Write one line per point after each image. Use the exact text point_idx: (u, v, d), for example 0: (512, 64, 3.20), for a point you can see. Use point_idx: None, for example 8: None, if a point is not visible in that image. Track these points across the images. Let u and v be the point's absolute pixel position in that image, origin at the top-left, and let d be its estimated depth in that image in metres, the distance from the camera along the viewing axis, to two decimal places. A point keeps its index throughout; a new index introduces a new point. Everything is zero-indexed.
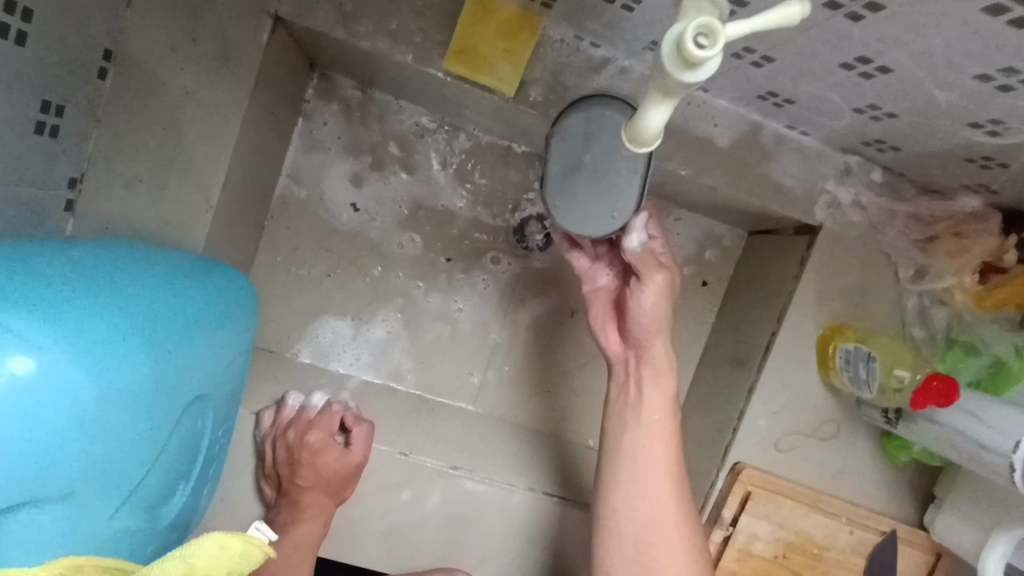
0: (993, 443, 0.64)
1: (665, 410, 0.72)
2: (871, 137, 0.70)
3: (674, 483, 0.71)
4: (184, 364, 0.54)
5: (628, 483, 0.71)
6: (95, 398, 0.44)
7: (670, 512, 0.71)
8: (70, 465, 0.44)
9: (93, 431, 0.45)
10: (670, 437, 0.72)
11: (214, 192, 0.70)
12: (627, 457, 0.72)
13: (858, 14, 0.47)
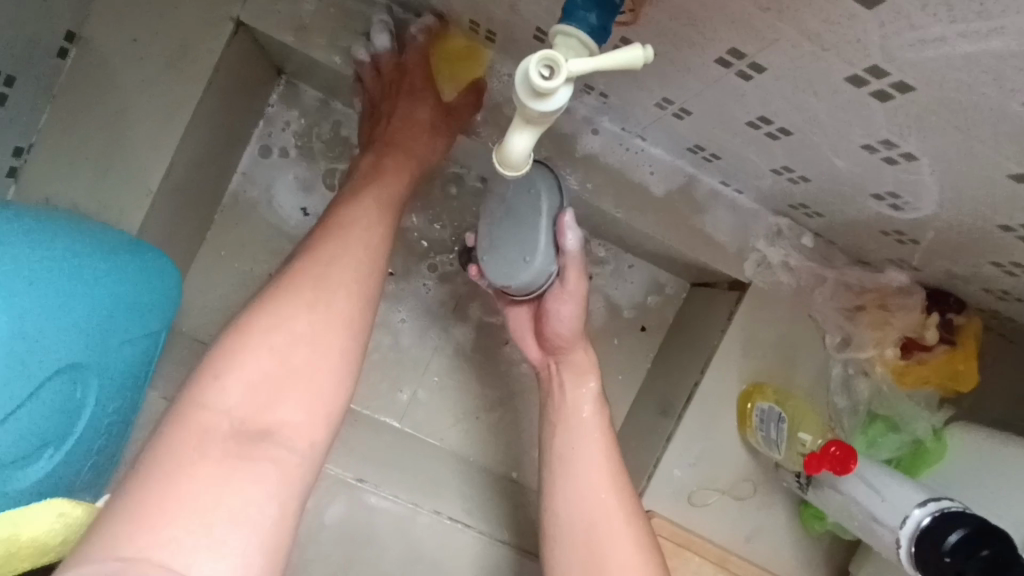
0: (885, 517, 0.64)
1: (593, 406, 0.73)
2: (796, 201, 0.72)
3: (614, 481, 0.68)
4: (54, 325, 0.55)
5: (567, 477, 0.69)
6: None
7: (611, 511, 0.66)
8: None
9: None
10: (605, 444, 0.70)
11: (156, 179, 0.72)
12: (561, 460, 0.70)
13: (746, 73, 0.49)
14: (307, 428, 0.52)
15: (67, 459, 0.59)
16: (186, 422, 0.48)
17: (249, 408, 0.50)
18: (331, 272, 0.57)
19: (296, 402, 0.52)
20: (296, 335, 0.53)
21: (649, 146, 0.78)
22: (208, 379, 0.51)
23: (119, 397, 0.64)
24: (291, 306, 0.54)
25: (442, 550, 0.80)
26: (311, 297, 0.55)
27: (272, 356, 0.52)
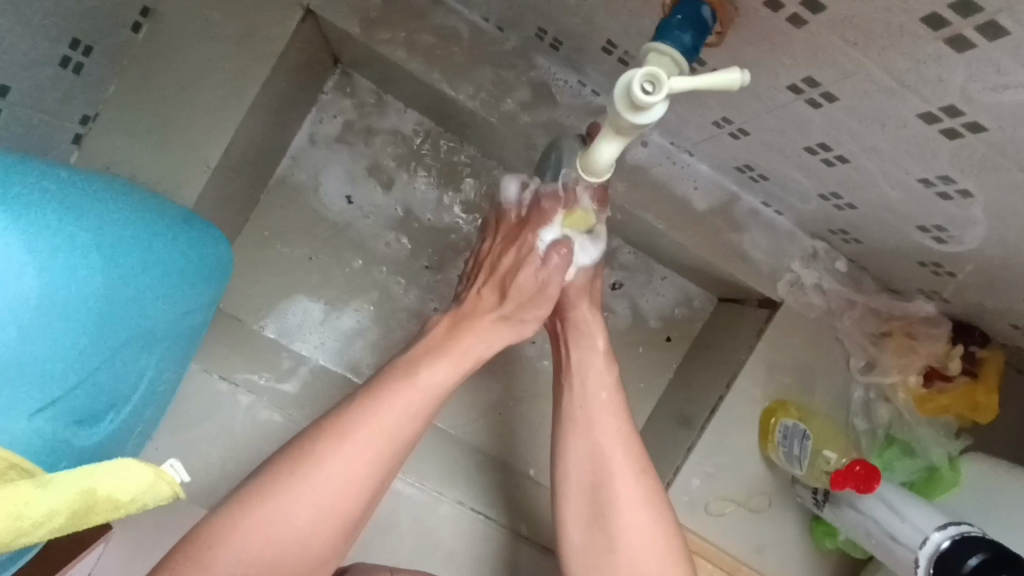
0: (905, 537, 0.66)
1: (604, 363, 0.74)
2: (836, 226, 0.74)
3: (626, 447, 0.70)
4: (135, 294, 0.56)
5: (579, 437, 0.71)
6: (36, 286, 0.47)
7: (622, 474, 0.68)
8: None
9: (26, 321, 0.47)
10: (618, 409, 0.72)
11: (215, 155, 0.73)
12: (572, 421, 0.72)
13: (817, 101, 0.51)
14: (317, 535, 0.57)
15: (130, 418, 0.59)
16: (289, 471, 0.57)
17: (359, 471, 0.59)
18: (426, 398, 0.64)
19: (331, 505, 0.57)
20: (382, 440, 0.60)
21: (695, 161, 0.80)
22: (297, 452, 0.58)
23: (175, 366, 0.64)
24: (382, 407, 0.61)
25: (460, 540, 0.81)
26: (401, 406, 0.62)
27: (357, 458, 0.59)
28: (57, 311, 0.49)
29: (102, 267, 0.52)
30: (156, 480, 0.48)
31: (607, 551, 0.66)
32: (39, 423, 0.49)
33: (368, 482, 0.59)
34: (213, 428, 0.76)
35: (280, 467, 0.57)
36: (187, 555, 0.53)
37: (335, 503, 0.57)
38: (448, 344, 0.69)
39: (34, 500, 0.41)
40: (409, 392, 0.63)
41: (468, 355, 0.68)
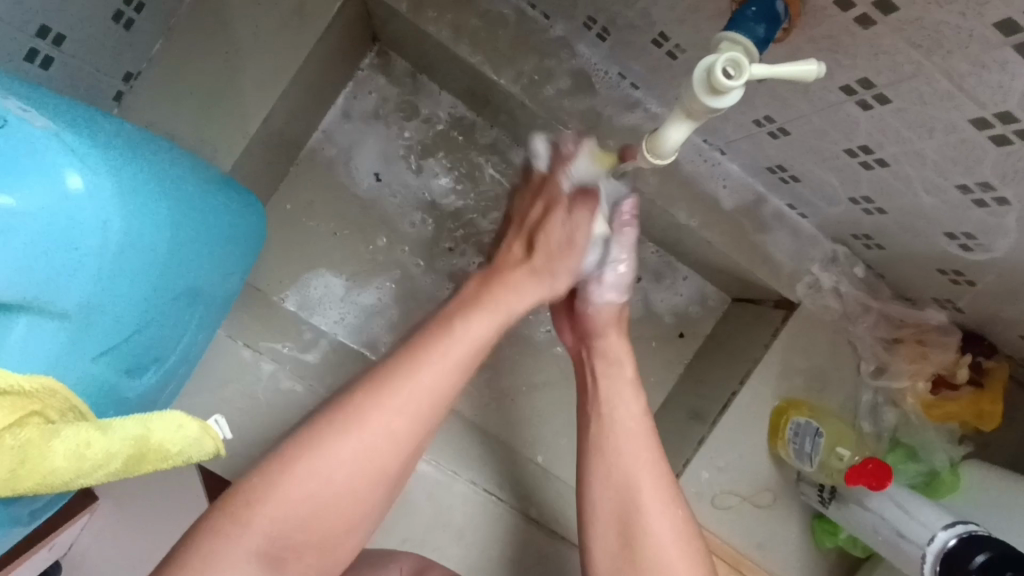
0: (913, 534, 0.69)
1: (638, 402, 0.72)
2: (860, 231, 0.76)
3: (653, 470, 0.68)
4: (196, 249, 0.53)
5: (608, 479, 0.67)
6: (123, 231, 0.44)
7: (649, 496, 0.66)
8: (80, 287, 0.42)
9: (108, 266, 0.44)
10: (647, 433, 0.70)
11: (255, 121, 0.72)
12: (599, 448, 0.70)
13: (867, 103, 0.53)
14: (355, 504, 0.53)
15: (167, 373, 0.57)
16: (334, 424, 0.53)
17: (397, 425, 0.54)
18: (469, 349, 0.59)
19: (370, 473, 0.53)
20: (418, 400, 0.55)
21: (726, 161, 0.82)
22: (341, 414, 0.53)
23: (209, 326, 0.61)
24: (424, 372, 0.56)
25: (472, 520, 0.82)
26: (438, 371, 0.56)
27: (396, 416, 0.54)
28: (134, 259, 0.46)
29: (174, 218, 0.50)
30: (203, 435, 0.46)
31: None
32: (98, 367, 0.46)
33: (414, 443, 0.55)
34: (233, 394, 0.75)
35: (311, 432, 0.53)
36: (222, 516, 0.50)
37: (377, 463, 0.53)
38: (481, 298, 0.63)
39: (93, 442, 0.40)
40: (445, 345, 0.58)
41: (502, 309, 0.63)
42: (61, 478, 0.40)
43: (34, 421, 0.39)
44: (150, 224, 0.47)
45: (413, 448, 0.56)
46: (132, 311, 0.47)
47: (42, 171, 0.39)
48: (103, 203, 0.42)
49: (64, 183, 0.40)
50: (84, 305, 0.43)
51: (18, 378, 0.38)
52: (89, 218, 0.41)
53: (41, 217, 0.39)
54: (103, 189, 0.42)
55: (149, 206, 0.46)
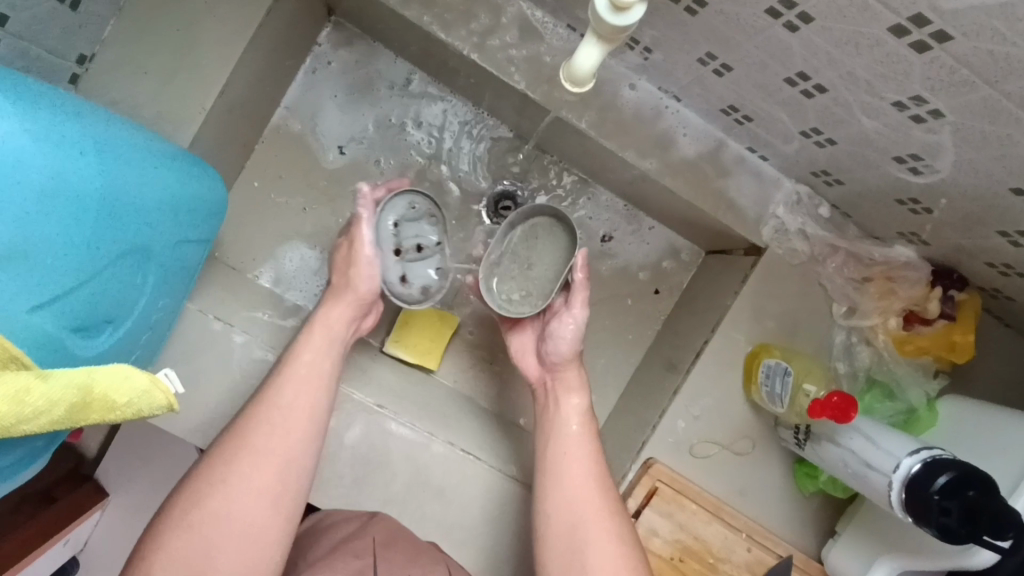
0: (879, 464, 0.68)
1: (584, 427, 0.74)
2: (818, 167, 0.76)
3: (600, 493, 0.69)
4: (133, 210, 0.54)
5: (558, 487, 0.70)
6: (44, 181, 0.45)
7: (593, 513, 0.68)
8: (7, 235, 0.43)
9: (32, 214, 0.45)
10: (591, 449, 0.73)
11: (211, 96, 0.74)
12: (550, 470, 0.72)
13: (794, 24, 0.53)
14: (257, 533, 0.62)
15: (123, 340, 0.58)
16: (215, 469, 0.64)
17: (284, 439, 0.67)
18: (310, 369, 0.71)
19: (263, 495, 0.63)
20: (287, 423, 0.67)
21: (684, 108, 0.82)
22: (222, 451, 0.65)
23: (167, 293, 0.63)
24: (285, 389, 0.69)
25: (449, 477, 0.83)
26: (301, 387, 0.70)
27: (273, 443, 0.66)
28: (61, 213, 0.47)
29: (107, 177, 0.51)
30: (152, 388, 0.48)
31: None
32: (45, 320, 0.48)
33: (291, 460, 0.66)
34: (208, 366, 0.77)
35: (193, 487, 0.63)
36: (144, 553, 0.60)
37: (269, 481, 0.64)
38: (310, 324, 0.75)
39: (34, 388, 0.41)
40: (295, 370, 0.71)
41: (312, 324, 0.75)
42: (3, 424, 0.40)
43: None
44: (79, 175, 0.48)
45: (293, 464, 0.66)
46: (69, 265, 0.49)
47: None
48: (20, 149, 0.44)
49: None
50: (12, 251, 0.44)
51: None
52: (7, 161, 0.43)
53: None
54: (21, 138, 0.44)
55: (76, 158, 0.48)
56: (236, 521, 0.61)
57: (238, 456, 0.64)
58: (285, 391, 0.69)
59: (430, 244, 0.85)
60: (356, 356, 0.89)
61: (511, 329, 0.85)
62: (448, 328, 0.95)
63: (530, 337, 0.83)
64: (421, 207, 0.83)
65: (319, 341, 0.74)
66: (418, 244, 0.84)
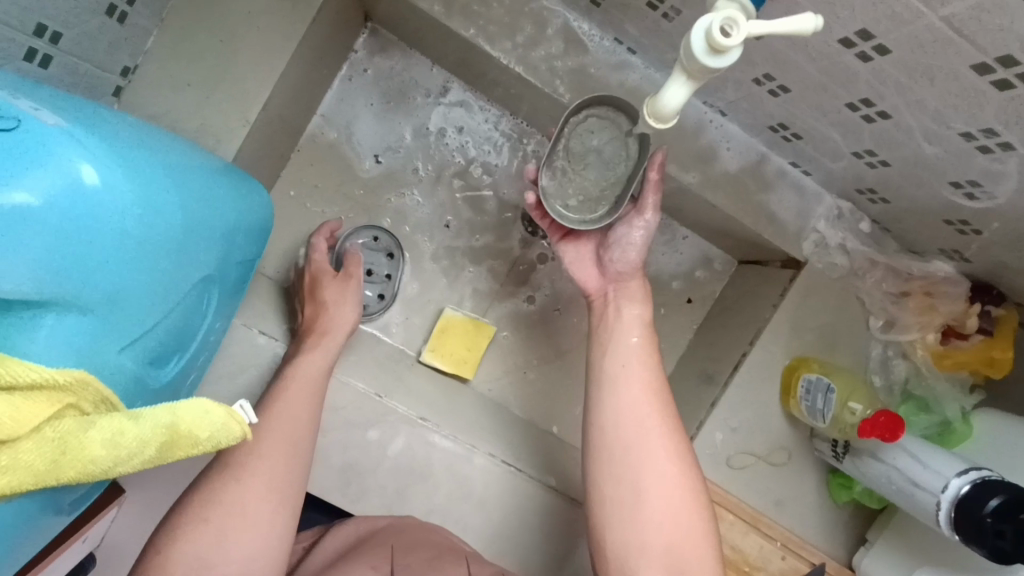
0: (926, 482, 0.69)
1: (642, 336, 0.72)
2: (865, 185, 0.76)
3: (659, 409, 0.68)
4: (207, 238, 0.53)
5: (614, 403, 0.68)
6: (139, 223, 0.45)
7: (653, 430, 0.67)
8: (105, 281, 0.43)
9: (128, 259, 0.44)
10: (648, 362, 0.71)
11: (254, 110, 0.73)
12: (610, 383, 0.70)
13: (868, 55, 0.52)
14: (259, 547, 0.61)
15: (186, 365, 0.58)
16: (214, 486, 0.62)
17: (283, 450, 0.66)
18: (304, 382, 0.71)
19: (263, 509, 0.62)
20: (285, 437, 0.66)
21: (728, 122, 0.81)
22: (221, 470, 0.64)
23: (223, 313, 0.62)
24: (283, 402, 0.68)
25: (493, 490, 0.83)
26: (297, 400, 0.69)
27: (272, 458, 0.65)
28: (153, 252, 0.47)
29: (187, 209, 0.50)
30: (229, 420, 0.48)
31: (634, 506, 0.64)
32: (128, 359, 0.47)
33: (291, 473, 0.65)
34: (253, 382, 0.77)
35: (191, 509, 0.61)
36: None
37: (267, 495, 0.63)
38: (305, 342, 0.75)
39: (127, 430, 0.42)
40: (290, 385, 0.70)
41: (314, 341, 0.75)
42: (101, 465, 0.41)
43: (71, 413, 0.40)
44: (166, 212, 0.47)
45: (293, 477, 0.65)
46: (154, 304, 0.48)
47: (54, 162, 0.40)
48: (118, 195, 0.43)
49: (77, 173, 0.41)
50: (107, 297, 0.44)
51: (53, 371, 0.38)
52: (107, 207, 0.42)
53: (54, 210, 0.39)
54: (117, 181, 0.43)
55: (163, 196, 0.47)
56: (239, 537, 0.60)
57: (238, 471, 0.63)
58: (281, 405, 0.68)
59: (380, 274, 0.93)
60: (396, 367, 0.89)
61: (559, 238, 0.79)
62: (483, 337, 0.94)
63: (586, 248, 0.78)
64: (385, 244, 0.93)
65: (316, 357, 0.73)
66: (370, 270, 0.93)
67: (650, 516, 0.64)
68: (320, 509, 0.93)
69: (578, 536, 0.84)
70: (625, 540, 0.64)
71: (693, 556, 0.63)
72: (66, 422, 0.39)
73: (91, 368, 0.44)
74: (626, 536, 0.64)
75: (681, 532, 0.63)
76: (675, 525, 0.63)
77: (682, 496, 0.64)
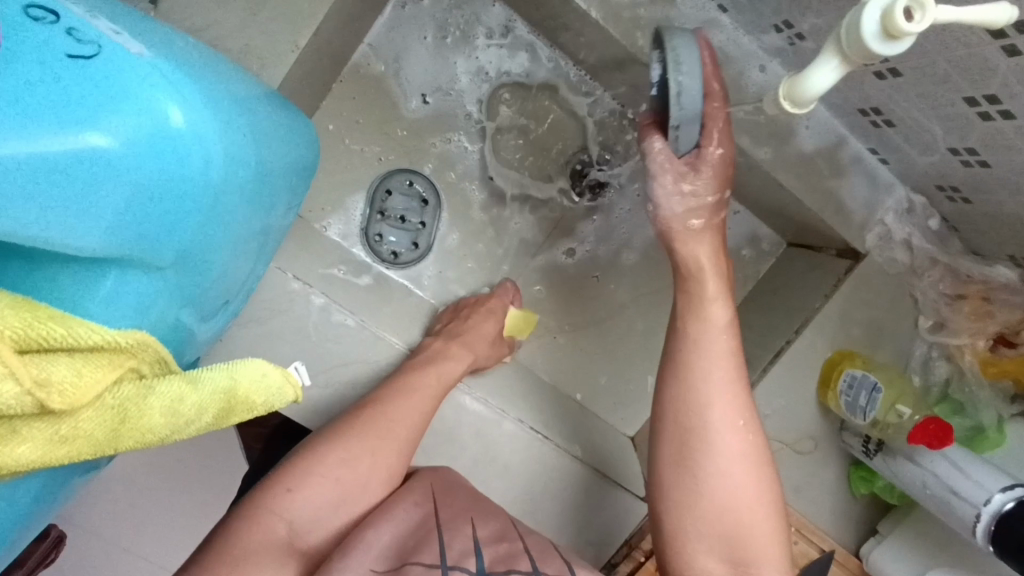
0: (966, 493, 0.69)
1: (725, 324, 0.66)
2: (948, 182, 0.72)
3: (733, 402, 0.63)
4: (273, 183, 0.49)
5: (684, 390, 0.64)
6: (224, 169, 0.41)
7: (721, 423, 0.63)
8: (178, 233, 0.40)
9: (205, 208, 0.41)
10: (732, 355, 0.65)
11: (306, 35, 0.66)
12: (678, 365, 0.65)
13: (1016, 49, 0.48)
14: (332, 510, 0.63)
15: (232, 314, 0.55)
16: (322, 445, 0.66)
17: (395, 430, 0.68)
18: (431, 383, 0.73)
19: (353, 480, 0.64)
20: (397, 422, 0.68)
21: (811, 99, 0.76)
22: (332, 431, 0.67)
23: (270, 258, 0.59)
24: (406, 392, 0.70)
25: (518, 456, 0.82)
26: (416, 396, 0.71)
27: (382, 435, 0.67)
28: (230, 199, 0.43)
29: (261, 153, 0.46)
30: (284, 383, 0.44)
31: (705, 503, 0.62)
32: (185, 315, 0.45)
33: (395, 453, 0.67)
34: (284, 328, 0.73)
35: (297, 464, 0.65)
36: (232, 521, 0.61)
37: (367, 467, 0.65)
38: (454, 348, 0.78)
39: (188, 397, 0.39)
40: (416, 378, 0.72)
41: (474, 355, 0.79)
42: (158, 433, 0.38)
43: (129, 378, 0.37)
44: (243, 161, 0.43)
45: (396, 458, 0.67)
46: (218, 255, 0.45)
47: (144, 103, 0.35)
48: (206, 141, 0.39)
49: (165, 117, 0.36)
50: (176, 254, 0.41)
51: (115, 334, 0.34)
52: (193, 156, 0.38)
53: (138, 155, 0.35)
54: (207, 123, 0.39)
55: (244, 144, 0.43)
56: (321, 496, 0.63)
57: (349, 438, 0.66)
58: (411, 393, 0.71)
59: (414, 220, 0.89)
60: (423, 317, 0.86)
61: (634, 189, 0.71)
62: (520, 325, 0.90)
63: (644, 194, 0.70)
64: (419, 189, 0.89)
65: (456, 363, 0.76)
66: (403, 217, 0.88)
67: (712, 507, 0.62)
68: None
69: (595, 509, 0.84)
70: (683, 527, 0.62)
71: (756, 545, 0.61)
72: (125, 388, 0.36)
73: (148, 326, 0.42)
74: (685, 526, 0.62)
75: (745, 524, 0.61)
76: (739, 519, 0.61)
77: (748, 496, 0.62)
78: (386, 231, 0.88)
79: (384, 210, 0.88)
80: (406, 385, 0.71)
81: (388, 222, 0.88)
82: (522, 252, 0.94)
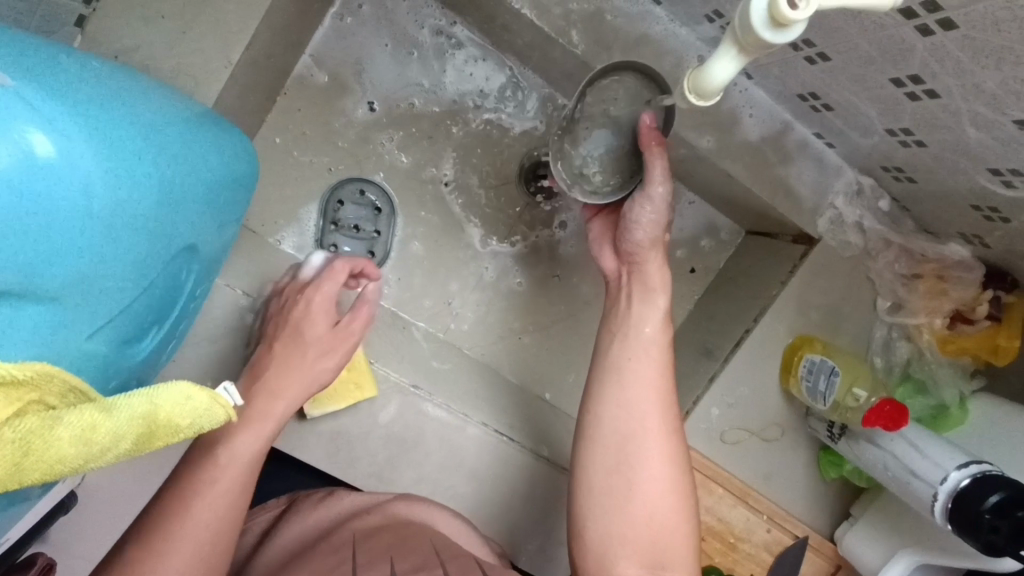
0: (924, 472, 0.69)
1: (657, 335, 0.69)
2: (892, 163, 0.72)
3: (661, 407, 0.66)
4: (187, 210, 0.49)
5: (617, 397, 0.67)
6: (110, 198, 0.41)
7: (653, 427, 0.66)
8: (71, 263, 0.40)
9: (94, 238, 0.41)
10: (663, 366, 0.69)
11: (239, 50, 0.65)
12: (614, 370, 0.68)
13: (929, 29, 0.49)
14: None
15: (165, 338, 0.55)
16: (157, 539, 0.60)
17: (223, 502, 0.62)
18: (246, 451, 0.64)
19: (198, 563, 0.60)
20: (233, 480, 0.63)
21: (753, 87, 0.76)
22: (156, 525, 0.61)
23: (208, 278, 0.59)
24: (240, 438, 0.64)
25: (484, 460, 0.82)
26: (252, 432, 0.65)
27: (217, 500, 0.62)
28: (128, 228, 0.43)
29: (166, 182, 0.46)
30: (212, 404, 0.44)
31: (624, 503, 0.64)
32: (97, 342, 0.45)
33: (231, 516, 0.63)
34: (236, 343, 0.74)
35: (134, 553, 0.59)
36: None
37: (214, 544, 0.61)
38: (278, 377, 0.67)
39: (100, 426, 0.38)
40: (258, 425, 0.65)
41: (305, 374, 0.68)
42: (71, 463, 0.38)
43: (34, 409, 0.37)
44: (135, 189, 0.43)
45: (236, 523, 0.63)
46: (130, 283, 0.45)
47: (7, 135, 0.35)
48: (80, 170, 0.39)
49: (30, 146, 0.37)
50: (72, 282, 0.41)
51: (8, 368, 0.35)
52: (66, 184, 0.39)
53: (8, 188, 0.36)
54: (80, 152, 0.39)
55: (132, 166, 0.43)
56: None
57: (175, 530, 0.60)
58: (240, 444, 0.64)
59: (369, 229, 0.88)
60: (382, 322, 0.86)
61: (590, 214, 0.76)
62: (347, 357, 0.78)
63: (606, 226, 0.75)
64: (371, 197, 0.89)
65: (292, 383, 0.68)
66: (357, 225, 0.88)
67: (637, 512, 0.63)
68: (303, 470, 0.92)
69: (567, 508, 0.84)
70: (608, 531, 0.64)
71: (672, 552, 0.63)
72: (27, 420, 0.36)
73: (53, 357, 0.42)
74: (609, 528, 0.64)
75: (666, 525, 0.64)
76: (660, 526, 0.63)
77: (669, 501, 0.64)
78: (341, 239, 0.88)
79: (337, 220, 0.87)
80: (201, 479, 0.62)
81: (344, 228, 0.88)
82: (479, 255, 0.93)
